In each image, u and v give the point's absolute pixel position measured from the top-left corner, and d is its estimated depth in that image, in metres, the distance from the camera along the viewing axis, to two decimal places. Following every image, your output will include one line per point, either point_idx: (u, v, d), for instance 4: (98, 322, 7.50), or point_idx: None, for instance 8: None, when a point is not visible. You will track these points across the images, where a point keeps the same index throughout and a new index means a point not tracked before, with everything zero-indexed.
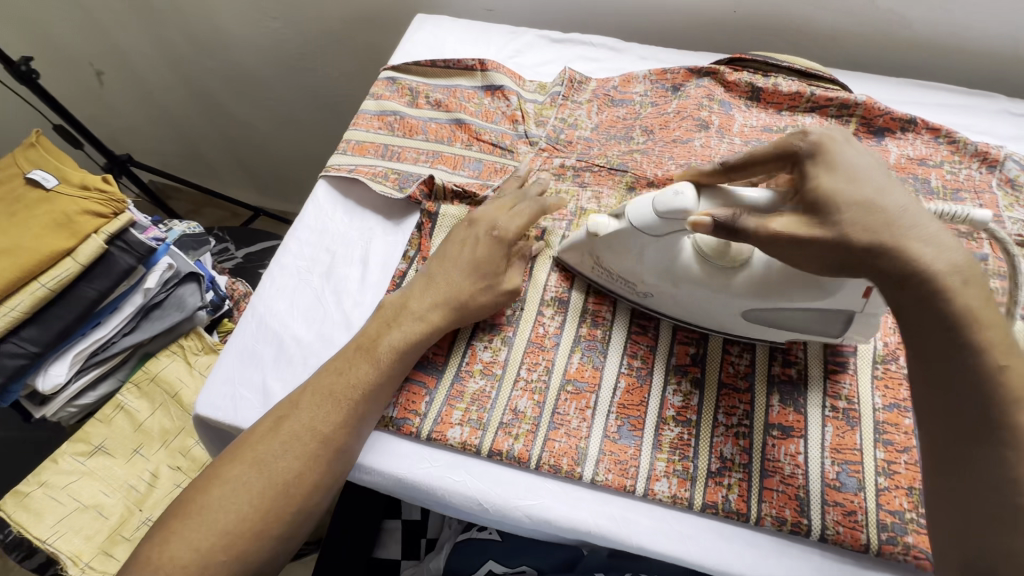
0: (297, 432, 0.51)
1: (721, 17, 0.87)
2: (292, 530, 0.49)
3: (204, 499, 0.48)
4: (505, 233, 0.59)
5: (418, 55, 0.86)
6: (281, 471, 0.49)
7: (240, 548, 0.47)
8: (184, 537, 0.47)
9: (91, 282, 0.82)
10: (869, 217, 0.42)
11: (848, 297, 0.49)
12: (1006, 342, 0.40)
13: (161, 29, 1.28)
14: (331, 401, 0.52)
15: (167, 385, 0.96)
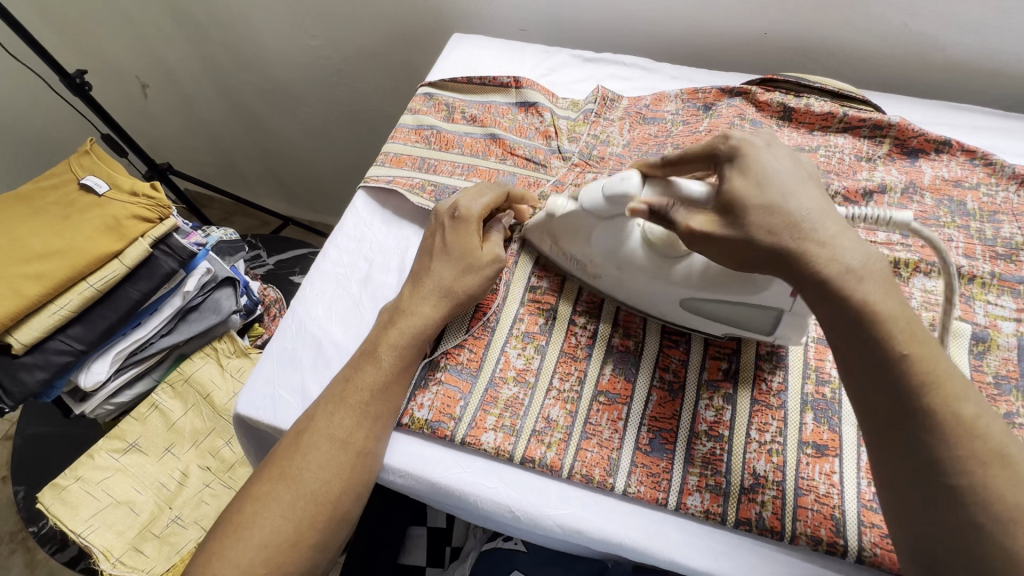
0: (316, 442, 0.52)
1: (752, 39, 0.88)
2: (326, 536, 0.51)
3: (241, 517, 0.50)
4: (467, 211, 0.61)
5: (455, 72, 0.89)
6: (309, 483, 0.50)
7: (281, 559, 0.48)
8: (229, 557, 0.48)
9: (135, 285, 0.86)
10: (773, 219, 0.44)
11: (774, 292, 0.51)
12: (914, 333, 0.41)
13: (206, 43, 1.34)
14: (343, 408, 0.53)
15: (200, 385, 0.98)
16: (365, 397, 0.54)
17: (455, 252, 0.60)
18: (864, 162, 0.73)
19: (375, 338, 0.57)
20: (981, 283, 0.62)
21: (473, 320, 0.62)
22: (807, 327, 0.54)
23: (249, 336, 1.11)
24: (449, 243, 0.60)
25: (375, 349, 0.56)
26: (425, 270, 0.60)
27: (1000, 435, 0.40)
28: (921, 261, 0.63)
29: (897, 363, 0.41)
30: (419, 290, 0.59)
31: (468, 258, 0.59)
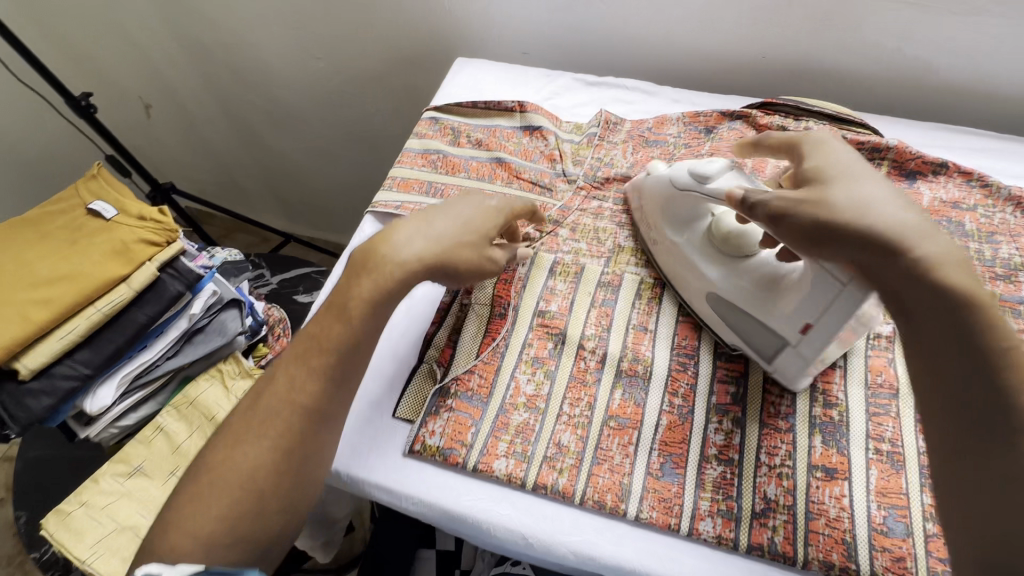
0: (276, 406, 0.49)
1: (750, 63, 0.90)
2: (290, 503, 0.48)
3: (196, 485, 0.48)
4: (503, 205, 0.62)
5: (459, 96, 0.90)
6: (266, 448, 0.48)
7: (244, 529, 0.46)
8: (183, 527, 0.46)
9: (142, 308, 0.86)
10: (848, 202, 0.47)
11: (788, 320, 0.54)
12: (1004, 324, 0.41)
13: (211, 64, 1.36)
14: (307, 370, 0.51)
15: (206, 408, 0.97)
16: (331, 358, 0.51)
17: (468, 226, 0.58)
18: None
19: (349, 288, 0.53)
20: None
21: (482, 346, 0.63)
22: (812, 371, 0.56)
23: (254, 356, 1.11)
24: (464, 209, 0.59)
25: (344, 304, 0.52)
26: (423, 223, 0.57)
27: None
28: None
29: (988, 348, 0.40)
30: (407, 240, 0.55)
31: (473, 225, 0.58)
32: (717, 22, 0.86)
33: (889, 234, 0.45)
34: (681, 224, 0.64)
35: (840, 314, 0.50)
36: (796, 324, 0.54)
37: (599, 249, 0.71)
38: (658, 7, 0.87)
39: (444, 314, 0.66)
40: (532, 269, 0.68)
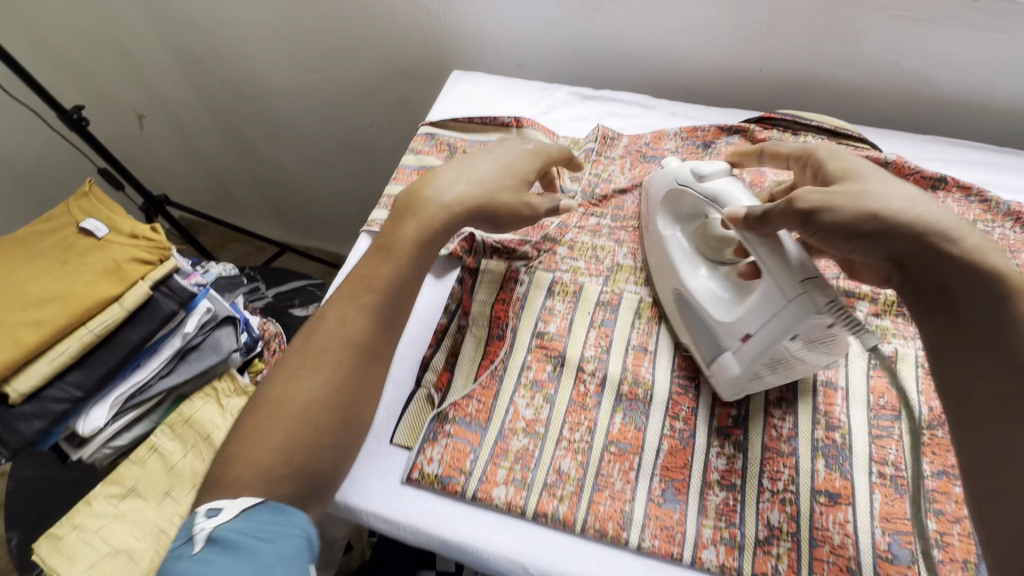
0: (326, 344, 0.55)
1: (748, 75, 0.90)
2: (342, 437, 0.53)
3: (252, 422, 0.51)
4: (538, 150, 0.70)
5: (455, 111, 0.89)
6: (321, 384, 0.53)
7: (301, 459, 0.50)
8: (246, 459, 0.49)
9: (135, 327, 0.85)
10: (880, 200, 0.50)
11: (731, 327, 0.55)
12: None
13: (205, 76, 1.35)
14: (355, 309, 0.57)
15: (200, 427, 0.96)
16: (378, 295, 0.57)
17: (509, 166, 0.66)
18: None
19: (396, 229, 0.60)
20: None
21: (481, 370, 0.62)
22: (751, 385, 0.56)
23: (249, 372, 1.08)
24: (503, 156, 0.67)
25: (392, 246, 0.60)
26: (464, 167, 0.65)
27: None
28: None
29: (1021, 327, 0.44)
30: (449, 183, 0.63)
31: (512, 171, 0.66)
32: (713, 35, 0.86)
33: (926, 229, 0.48)
34: (682, 220, 0.65)
35: (776, 332, 0.51)
36: (737, 332, 0.55)
37: (598, 267, 0.70)
38: (653, 21, 0.87)
39: (442, 338, 0.65)
40: (529, 289, 0.68)
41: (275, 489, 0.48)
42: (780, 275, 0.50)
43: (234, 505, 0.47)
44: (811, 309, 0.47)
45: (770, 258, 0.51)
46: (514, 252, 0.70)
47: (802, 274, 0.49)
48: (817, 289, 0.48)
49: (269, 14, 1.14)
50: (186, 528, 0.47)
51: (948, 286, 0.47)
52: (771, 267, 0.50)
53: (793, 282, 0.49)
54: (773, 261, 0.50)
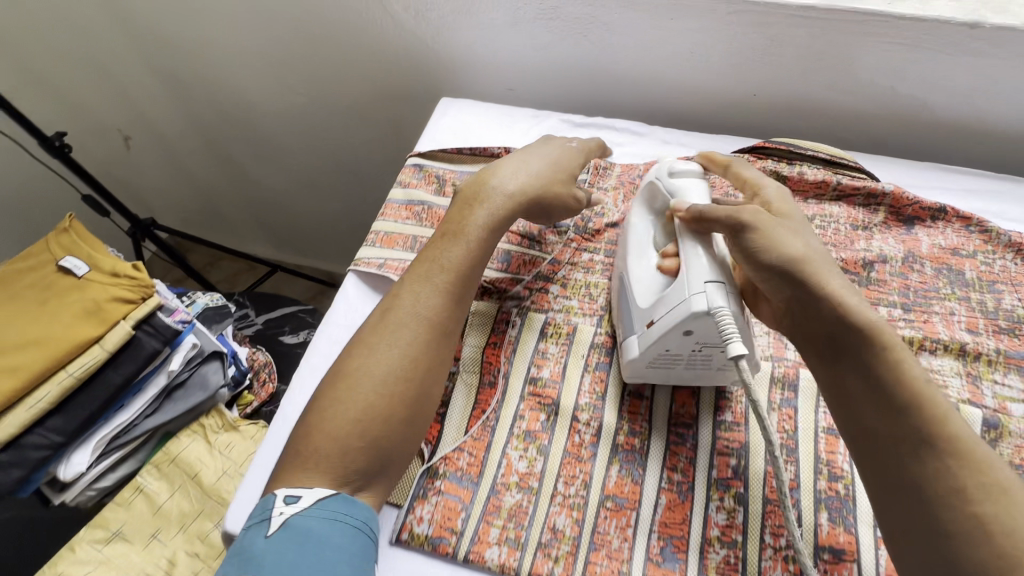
0: (404, 320, 0.57)
1: (742, 100, 0.88)
2: (413, 412, 0.54)
3: (333, 393, 0.53)
4: (581, 146, 0.75)
5: (444, 140, 0.87)
6: (398, 358, 0.55)
7: (374, 433, 0.52)
8: (324, 429, 0.51)
9: (118, 368, 0.82)
10: (799, 245, 0.54)
11: (643, 311, 0.59)
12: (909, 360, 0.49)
13: (191, 98, 1.33)
14: (428, 288, 0.59)
15: (187, 466, 0.94)
16: (449, 276, 0.60)
17: (558, 160, 0.71)
18: (860, 231, 0.72)
19: (461, 216, 0.64)
20: (988, 361, 0.61)
21: (472, 420, 0.60)
22: (654, 374, 0.59)
23: (238, 406, 1.07)
24: (550, 152, 0.71)
25: (459, 231, 0.63)
26: (516, 162, 0.68)
27: (1005, 478, 0.43)
28: (926, 339, 0.63)
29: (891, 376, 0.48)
30: (505, 177, 0.66)
31: (560, 166, 0.71)
32: (706, 61, 0.84)
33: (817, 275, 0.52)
34: (657, 215, 0.66)
35: (672, 321, 0.54)
36: (645, 318, 0.58)
37: (592, 306, 0.68)
38: (645, 47, 0.85)
39: None
40: (522, 332, 0.66)
41: (349, 461, 0.51)
42: (695, 271, 0.54)
43: (311, 494, 0.49)
44: (705, 305, 0.52)
45: (695, 255, 0.55)
46: (505, 291, 0.69)
47: (712, 275, 0.53)
48: (719, 293, 0.52)
49: (254, 38, 1.12)
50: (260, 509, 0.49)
51: (839, 332, 0.51)
52: (690, 263, 0.55)
53: (699, 280, 0.53)
54: (695, 258, 0.55)
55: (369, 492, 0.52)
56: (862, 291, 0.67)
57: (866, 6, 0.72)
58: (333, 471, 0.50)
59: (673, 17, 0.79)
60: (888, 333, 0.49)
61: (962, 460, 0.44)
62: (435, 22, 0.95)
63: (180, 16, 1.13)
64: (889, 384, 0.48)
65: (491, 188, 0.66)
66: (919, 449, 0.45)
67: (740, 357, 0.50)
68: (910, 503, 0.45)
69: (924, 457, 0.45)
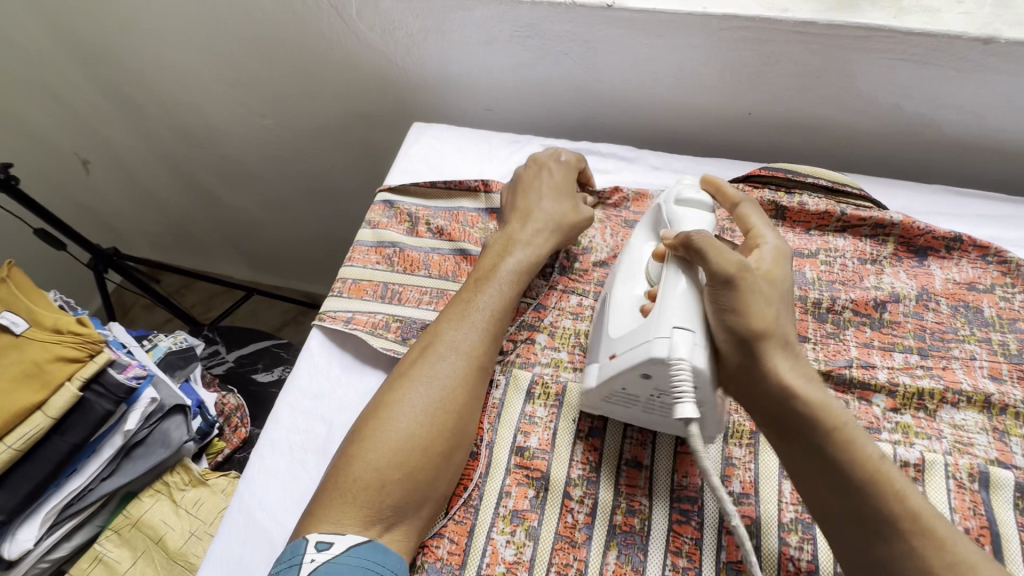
0: (442, 352, 0.56)
1: (737, 119, 0.82)
2: (452, 446, 0.52)
3: (376, 421, 0.52)
4: (570, 159, 0.71)
5: (416, 172, 0.81)
6: (442, 390, 0.54)
7: (413, 464, 0.50)
8: (366, 459, 0.50)
9: (64, 434, 0.74)
10: (769, 311, 0.48)
11: (611, 342, 0.54)
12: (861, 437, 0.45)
13: (150, 122, 1.25)
14: (466, 323, 0.58)
15: (151, 529, 0.86)
16: (485, 314, 0.58)
17: (558, 187, 0.68)
18: (869, 265, 0.67)
19: (491, 263, 0.63)
20: (1015, 414, 0.56)
21: (453, 499, 0.54)
22: (621, 412, 0.55)
23: (207, 455, 0.99)
24: (550, 178, 0.69)
25: (491, 273, 0.62)
26: (533, 201, 0.67)
27: (970, 555, 0.41)
28: (947, 390, 0.57)
29: (848, 459, 0.44)
30: (530, 218, 0.66)
31: (566, 193, 0.68)
32: (697, 80, 0.78)
33: (766, 348, 0.47)
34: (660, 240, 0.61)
35: (633, 360, 0.50)
36: (610, 349, 0.54)
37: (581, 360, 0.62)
38: (631, 66, 0.78)
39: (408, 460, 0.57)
40: (506, 394, 0.60)
41: (385, 494, 0.48)
42: (669, 311, 0.49)
43: (343, 540, 0.46)
44: (665, 352, 0.47)
45: (673, 289, 0.51)
46: None
47: (683, 321, 0.48)
48: (684, 342, 0.47)
49: (214, 58, 1.04)
50: (290, 554, 0.46)
51: (792, 409, 0.46)
52: (665, 301, 0.50)
53: (668, 323, 0.48)
54: (671, 296, 0.50)
55: (397, 533, 0.48)
56: (874, 334, 0.62)
57: (869, 21, 0.66)
58: (369, 505, 0.48)
59: (662, 33, 0.72)
60: (838, 411, 0.46)
61: (928, 541, 0.41)
62: (404, 41, 0.88)
63: (131, 34, 1.04)
64: (846, 466, 0.44)
65: (523, 228, 0.65)
66: (881, 530, 0.42)
67: (690, 420, 0.46)
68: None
69: (887, 539, 0.42)
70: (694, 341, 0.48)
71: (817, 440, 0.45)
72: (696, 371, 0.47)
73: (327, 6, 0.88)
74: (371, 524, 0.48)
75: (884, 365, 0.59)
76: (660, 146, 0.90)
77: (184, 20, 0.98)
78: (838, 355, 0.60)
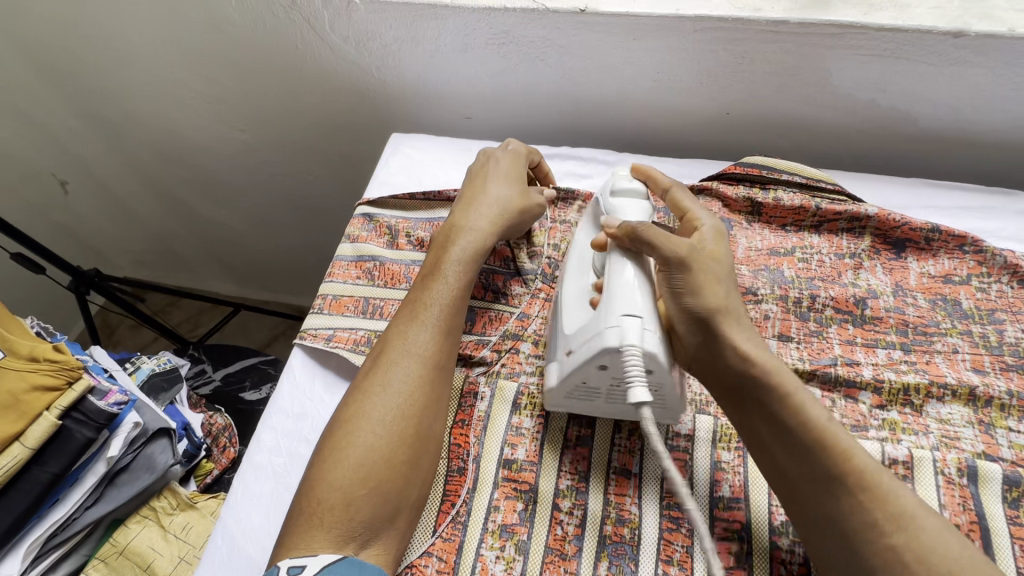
0: (396, 358, 0.54)
1: (715, 119, 0.82)
2: (417, 452, 0.51)
3: (338, 440, 0.50)
4: (519, 149, 0.69)
5: (395, 184, 0.80)
6: (397, 397, 0.52)
7: (377, 477, 0.48)
8: (327, 479, 0.48)
9: (45, 464, 0.72)
10: (719, 290, 0.49)
11: (565, 339, 0.53)
12: (811, 404, 0.46)
13: (126, 140, 1.23)
14: (415, 322, 0.56)
15: (139, 556, 0.83)
16: (435, 310, 0.56)
17: (509, 175, 0.66)
18: (847, 260, 0.67)
19: (437, 258, 0.60)
20: (1001, 406, 0.56)
21: (441, 516, 0.53)
22: (590, 404, 0.55)
23: (196, 478, 0.96)
24: (499, 167, 0.67)
25: (436, 267, 0.60)
26: (480, 190, 0.65)
27: (912, 507, 0.42)
28: (932, 384, 0.57)
29: (799, 426, 0.45)
30: (476, 207, 0.63)
31: (517, 180, 0.66)
32: (673, 81, 0.77)
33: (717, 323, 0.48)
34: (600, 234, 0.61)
35: (588, 353, 0.49)
36: (565, 345, 0.53)
37: None
38: (608, 70, 0.78)
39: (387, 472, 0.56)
40: (490, 403, 0.59)
41: (354, 512, 0.47)
42: (615, 300, 0.49)
43: (316, 561, 0.44)
44: (616, 340, 0.47)
45: (619, 279, 0.51)
46: (470, 357, 0.62)
47: (632, 307, 0.48)
48: (633, 328, 0.47)
49: (189, 75, 1.03)
50: None
51: (746, 380, 0.47)
52: (616, 290, 0.50)
53: (617, 312, 0.48)
54: (623, 285, 0.50)
55: (377, 548, 0.47)
56: (857, 331, 0.62)
57: (841, 18, 0.66)
58: (338, 528, 0.46)
59: (636, 37, 0.72)
60: (787, 378, 0.47)
61: (873, 496, 0.42)
62: (378, 52, 0.87)
63: (104, 53, 1.03)
64: (798, 430, 0.45)
65: (468, 216, 0.63)
66: (831, 487, 0.43)
67: (642, 404, 0.45)
68: (827, 537, 0.43)
69: (838, 495, 0.43)
70: (644, 326, 0.48)
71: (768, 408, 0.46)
72: (649, 356, 0.47)
73: (300, 20, 0.87)
74: (345, 543, 0.46)
75: (868, 362, 0.59)
76: (640, 149, 0.90)
77: (157, 36, 0.96)
78: (822, 353, 0.60)
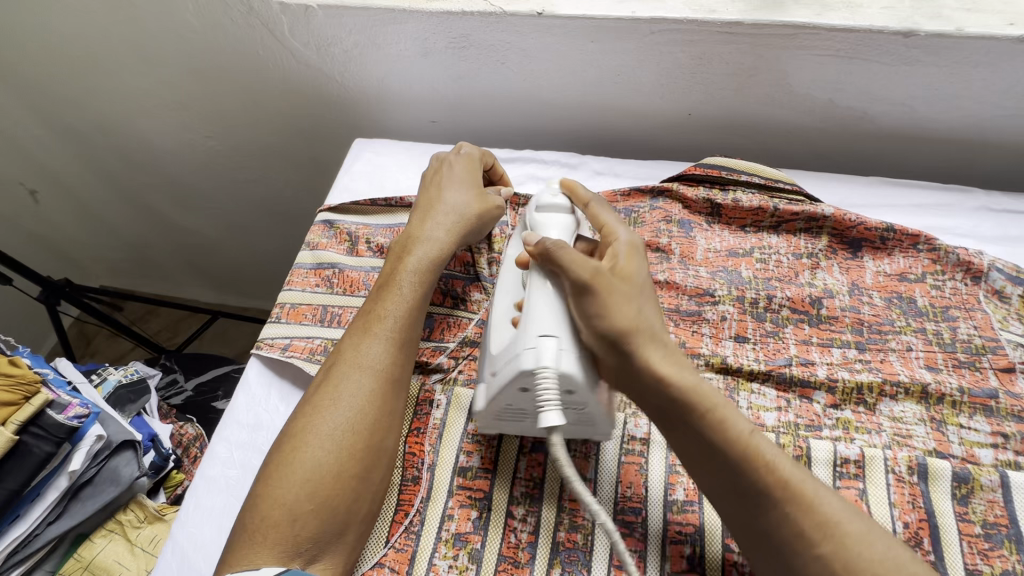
0: (347, 373, 0.53)
1: (677, 120, 0.82)
2: (367, 465, 0.50)
3: (284, 456, 0.50)
4: (472, 152, 0.69)
5: (357, 190, 0.79)
6: (346, 412, 0.51)
7: (324, 492, 0.48)
8: (273, 496, 0.48)
9: (3, 480, 0.71)
10: (631, 309, 0.47)
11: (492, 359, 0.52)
12: (727, 418, 0.44)
13: (93, 148, 1.22)
14: (365, 335, 0.55)
15: (104, 571, 0.82)
16: (388, 323, 0.56)
17: (462, 180, 0.66)
18: (804, 260, 0.67)
19: (391, 270, 0.60)
20: (952, 403, 0.56)
21: (394, 526, 0.53)
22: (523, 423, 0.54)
23: (165, 490, 0.95)
24: (452, 173, 0.66)
25: (391, 280, 0.59)
26: (435, 198, 0.64)
27: (835, 512, 0.42)
28: (885, 383, 0.58)
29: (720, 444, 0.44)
30: (431, 216, 0.63)
31: (471, 184, 0.66)
32: (634, 83, 0.77)
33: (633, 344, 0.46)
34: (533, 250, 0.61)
35: (507, 378, 0.49)
36: (490, 366, 0.53)
37: None
38: (568, 72, 0.78)
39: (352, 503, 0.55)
40: (445, 413, 0.58)
41: (298, 528, 0.46)
42: (534, 321, 0.49)
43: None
44: (532, 363, 0.47)
45: (539, 297, 0.51)
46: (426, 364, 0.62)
47: (549, 328, 0.48)
48: (550, 350, 0.47)
49: (152, 82, 1.02)
50: None
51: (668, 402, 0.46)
52: (537, 308, 0.50)
53: (534, 334, 0.48)
54: (541, 304, 0.50)
55: (325, 562, 0.47)
56: (813, 331, 0.62)
57: (794, 18, 0.66)
58: (281, 544, 0.46)
59: (594, 39, 0.72)
60: (704, 396, 0.45)
61: (798, 504, 0.42)
62: (341, 57, 0.86)
63: (66, 62, 1.01)
64: (724, 447, 0.44)
65: (422, 226, 0.62)
66: (763, 496, 0.43)
67: (554, 428, 0.46)
68: (766, 549, 0.43)
69: (769, 504, 0.43)
70: (561, 347, 0.47)
71: (693, 427, 0.45)
72: (565, 376, 0.47)
73: (259, 25, 0.86)
74: (291, 558, 0.46)
75: (823, 362, 0.60)
76: (606, 150, 0.90)
77: (119, 43, 0.95)
78: (777, 354, 0.60)
